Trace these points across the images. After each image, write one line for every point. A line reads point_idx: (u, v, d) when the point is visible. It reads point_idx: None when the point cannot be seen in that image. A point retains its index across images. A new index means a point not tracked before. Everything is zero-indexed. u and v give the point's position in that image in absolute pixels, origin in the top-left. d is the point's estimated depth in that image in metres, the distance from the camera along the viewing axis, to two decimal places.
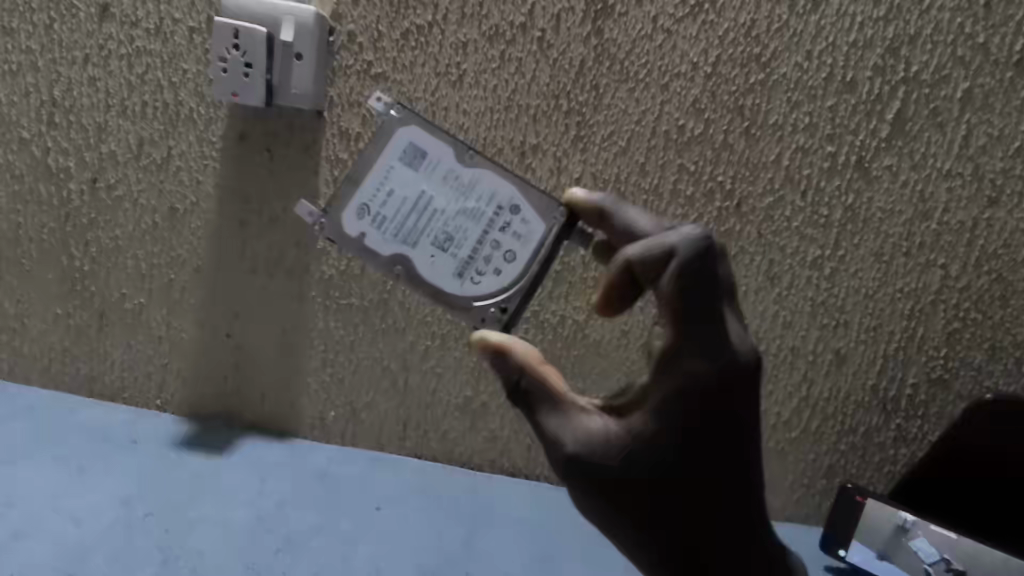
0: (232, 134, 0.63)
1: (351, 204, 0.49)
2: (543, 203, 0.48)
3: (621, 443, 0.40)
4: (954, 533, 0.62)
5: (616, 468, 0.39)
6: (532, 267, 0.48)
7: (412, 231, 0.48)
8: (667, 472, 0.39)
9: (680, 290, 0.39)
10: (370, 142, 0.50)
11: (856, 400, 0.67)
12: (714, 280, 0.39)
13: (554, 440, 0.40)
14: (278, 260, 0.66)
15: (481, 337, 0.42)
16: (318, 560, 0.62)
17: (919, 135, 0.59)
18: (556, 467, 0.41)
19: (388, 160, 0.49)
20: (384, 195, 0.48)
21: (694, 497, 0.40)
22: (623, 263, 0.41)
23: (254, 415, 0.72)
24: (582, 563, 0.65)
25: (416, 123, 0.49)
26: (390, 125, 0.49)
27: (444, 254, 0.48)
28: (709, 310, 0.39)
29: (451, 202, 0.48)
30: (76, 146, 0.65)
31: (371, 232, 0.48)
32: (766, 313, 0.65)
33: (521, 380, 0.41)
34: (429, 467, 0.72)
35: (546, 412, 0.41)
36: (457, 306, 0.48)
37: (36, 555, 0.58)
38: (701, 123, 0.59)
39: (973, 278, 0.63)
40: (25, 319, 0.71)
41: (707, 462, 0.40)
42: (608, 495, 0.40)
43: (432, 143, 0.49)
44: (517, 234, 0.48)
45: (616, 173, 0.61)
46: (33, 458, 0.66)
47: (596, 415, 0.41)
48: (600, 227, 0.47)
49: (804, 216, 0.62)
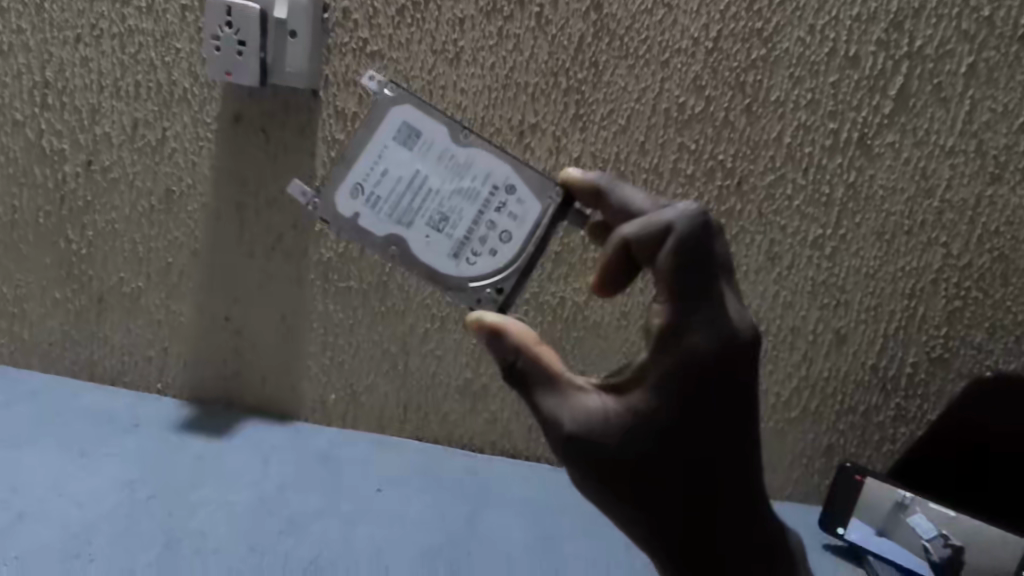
0: (227, 115, 0.62)
1: (344, 183, 0.48)
2: (538, 182, 0.47)
3: (618, 420, 0.39)
4: (953, 511, 0.63)
5: (613, 446, 0.39)
6: (527, 248, 0.47)
7: (407, 211, 0.47)
8: (666, 450, 0.39)
9: (679, 269, 0.39)
10: (364, 122, 0.49)
11: (856, 379, 0.67)
12: (710, 258, 0.39)
13: (551, 419, 0.40)
14: (276, 242, 0.66)
15: (477, 318, 0.42)
16: (320, 539, 0.62)
17: (922, 111, 0.58)
18: (554, 446, 0.40)
19: (382, 139, 0.48)
20: (378, 174, 0.48)
21: (692, 477, 0.40)
22: (619, 242, 0.41)
23: (255, 398, 0.72)
24: (584, 543, 0.66)
25: (410, 101, 0.49)
26: (383, 105, 0.49)
27: (439, 234, 0.47)
28: (705, 287, 0.39)
29: (445, 182, 0.48)
30: (71, 127, 0.64)
31: (365, 212, 0.48)
32: (766, 293, 0.64)
33: (516, 361, 0.41)
34: (429, 448, 0.72)
35: (542, 393, 0.41)
36: (453, 286, 0.47)
37: (42, 537, 0.59)
38: (702, 100, 0.59)
39: (975, 256, 0.62)
40: (24, 304, 0.71)
41: (706, 441, 0.40)
42: (605, 475, 0.40)
43: (426, 123, 0.48)
44: (513, 215, 0.47)
45: (615, 152, 0.61)
46: (35, 442, 0.66)
47: (594, 393, 0.41)
48: (596, 206, 0.46)
49: (805, 195, 0.61)
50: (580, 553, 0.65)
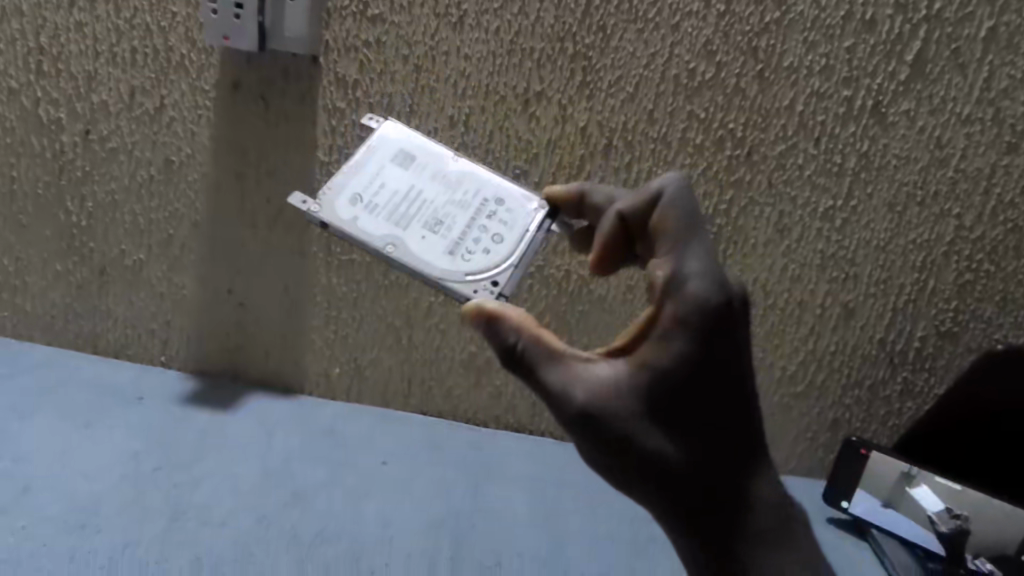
0: (225, 83, 0.61)
1: (345, 190, 0.49)
2: (525, 195, 0.50)
3: (631, 387, 0.38)
4: (959, 484, 0.62)
5: (625, 416, 0.38)
6: (519, 248, 0.48)
7: (403, 217, 0.48)
8: (675, 418, 0.38)
9: (674, 226, 0.40)
10: (362, 148, 0.51)
11: (863, 353, 0.67)
12: (700, 216, 0.41)
13: (560, 395, 0.38)
14: (278, 215, 0.65)
15: (475, 305, 0.41)
16: (326, 511, 0.62)
17: (939, 78, 0.57)
18: (567, 423, 0.39)
19: (380, 160, 0.51)
20: (376, 186, 0.49)
21: (703, 444, 0.38)
22: (616, 218, 0.45)
23: (259, 371, 0.72)
24: (590, 514, 0.66)
25: (407, 131, 0.52)
26: (382, 134, 0.52)
27: (435, 235, 0.47)
28: (700, 238, 0.39)
29: (439, 196, 0.50)
30: (67, 96, 0.63)
31: (363, 217, 0.48)
32: (774, 267, 0.64)
33: (517, 343, 0.39)
34: (435, 423, 0.73)
35: (548, 370, 0.39)
36: (448, 281, 0.46)
37: (49, 508, 0.58)
38: (712, 66, 0.57)
39: (988, 228, 0.61)
40: (25, 276, 0.70)
41: (713, 407, 0.38)
42: (617, 450, 0.38)
43: (421, 149, 0.52)
44: (503, 221, 0.49)
45: (623, 121, 0.59)
46: (39, 414, 0.67)
47: (601, 362, 0.39)
48: (583, 212, 0.50)
49: (817, 164, 0.60)
50: (586, 524, 0.65)
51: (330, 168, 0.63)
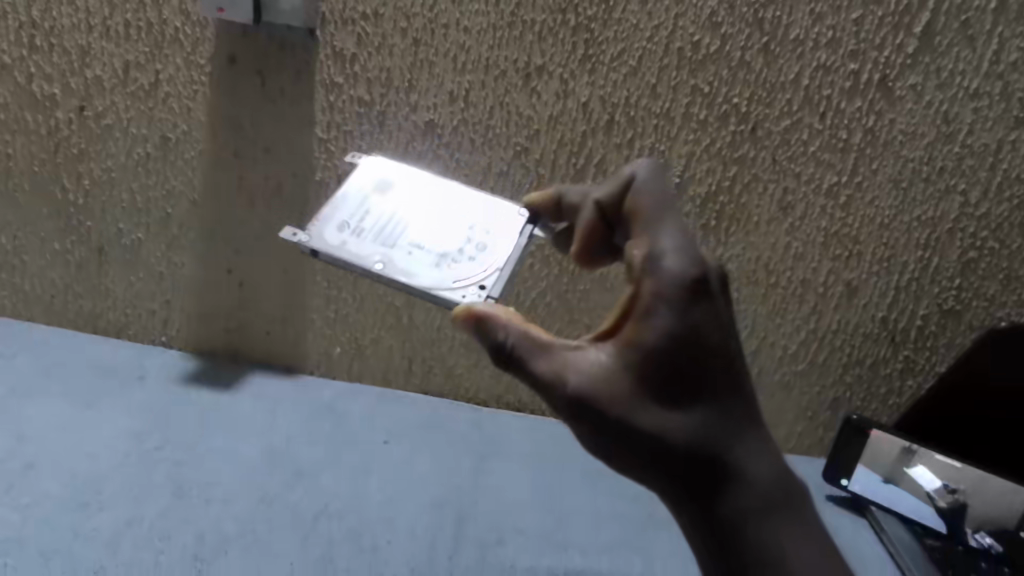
0: (221, 57, 0.60)
1: (332, 220, 0.49)
2: (505, 205, 0.51)
3: (620, 371, 0.37)
4: (960, 462, 0.63)
5: (617, 399, 0.36)
6: (503, 251, 0.48)
7: (389, 237, 0.48)
8: (666, 397, 0.36)
9: (645, 206, 0.40)
10: (348, 178, 0.52)
11: (865, 332, 0.67)
12: (670, 196, 0.40)
13: (553, 385, 0.37)
14: (277, 192, 0.64)
15: (463, 308, 0.40)
16: (329, 489, 0.63)
17: (947, 51, 0.56)
18: (563, 412, 0.38)
19: (364, 187, 0.52)
20: (362, 212, 0.50)
21: (697, 421, 0.36)
22: (594, 207, 0.44)
23: (262, 350, 0.73)
24: (591, 490, 0.67)
25: (387, 160, 0.54)
26: (365, 163, 0.53)
27: (421, 250, 0.48)
28: (672, 218, 0.39)
29: (422, 213, 0.50)
30: (60, 71, 0.62)
31: (351, 240, 0.48)
32: (777, 245, 0.63)
33: (506, 341, 0.39)
34: (436, 402, 0.73)
35: (539, 363, 0.38)
36: (437, 289, 0.46)
37: (51, 486, 0.58)
38: (717, 39, 0.56)
39: (993, 205, 0.61)
40: (23, 256, 0.70)
41: (700, 382, 0.36)
42: (612, 436, 0.37)
43: (403, 173, 0.53)
44: (485, 230, 0.50)
45: (626, 96, 0.58)
46: (41, 393, 0.66)
47: (590, 350, 0.38)
48: (563, 214, 0.48)
49: (822, 140, 0.59)
50: (587, 499, 0.66)
51: (329, 145, 0.62)
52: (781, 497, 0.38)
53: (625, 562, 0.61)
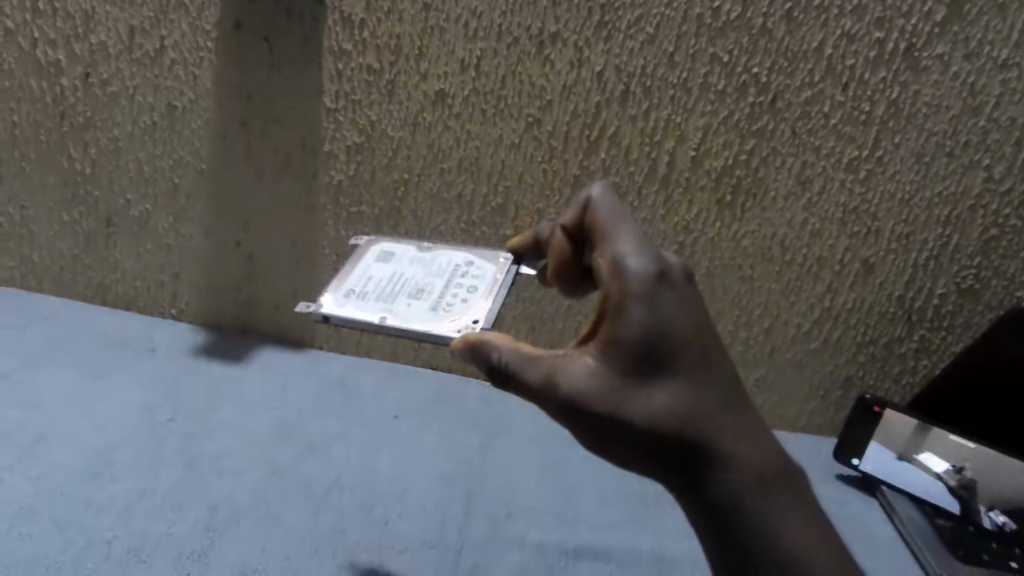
0: (226, 23, 0.59)
1: (337, 289, 0.51)
2: (488, 251, 0.53)
3: (603, 371, 0.37)
4: (973, 443, 0.62)
5: (606, 396, 0.36)
6: (494, 292, 0.49)
7: (388, 295, 0.50)
8: (654, 388, 0.36)
9: (603, 219, 0.42)
10: (348, 261, 0.55)
11: (881, 311, 0.65)
12: (623, 209, 0.43)
13: (546, 390, 0.38)
14: (285, 163, 0.63)
15: (461, 338, 0.43)
16: (340, 462, 0.63)
17: (977, 19, 0.54)
18: (561, 417, 0.38)
19: (365, 261, 0.54)
20: (364, 280, 0.52)
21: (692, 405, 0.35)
22: (562, 233, 0.47)
23: (269, 325, 0.73)
24: (592, 467, 0.66)
25: (383, 240, 0.57)
26: (365, 247, 0.56)
27: (417, 300, 0.49)
28: (628, 228, 0.41)
29: (416, 272, 0.52)
30: (65, 36, 0.61)
31: (354, 303, 0.50)
32: (794, 221, 0.62)
33: (499, 359, 0.40)
34: (447, 377, 0.74)
35: (529, 373, 0.39)
36: (434, 327, 0.46)
37: (62, 457, 0.58)
38: (738, 5, 0.54)
39: (1019, 181, 0.59)
40: (32, 226, 0.70)
41: (690, 365, 0.36)
42: (609, 430, 0.36)
43: (398, 247, 0.56)
44: (475, 276, 0.51)
45: (642, 65, 0.57)
46: (51, 364, 0.67)
47: (576, 355, 0.38)
48: (541, 252, 0.51)
49: (843, 113, 0.57)
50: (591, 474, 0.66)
51: (338, 115, 0.61)
52: (783, 483, 0.35)
53: (633, 538, 0.60)
